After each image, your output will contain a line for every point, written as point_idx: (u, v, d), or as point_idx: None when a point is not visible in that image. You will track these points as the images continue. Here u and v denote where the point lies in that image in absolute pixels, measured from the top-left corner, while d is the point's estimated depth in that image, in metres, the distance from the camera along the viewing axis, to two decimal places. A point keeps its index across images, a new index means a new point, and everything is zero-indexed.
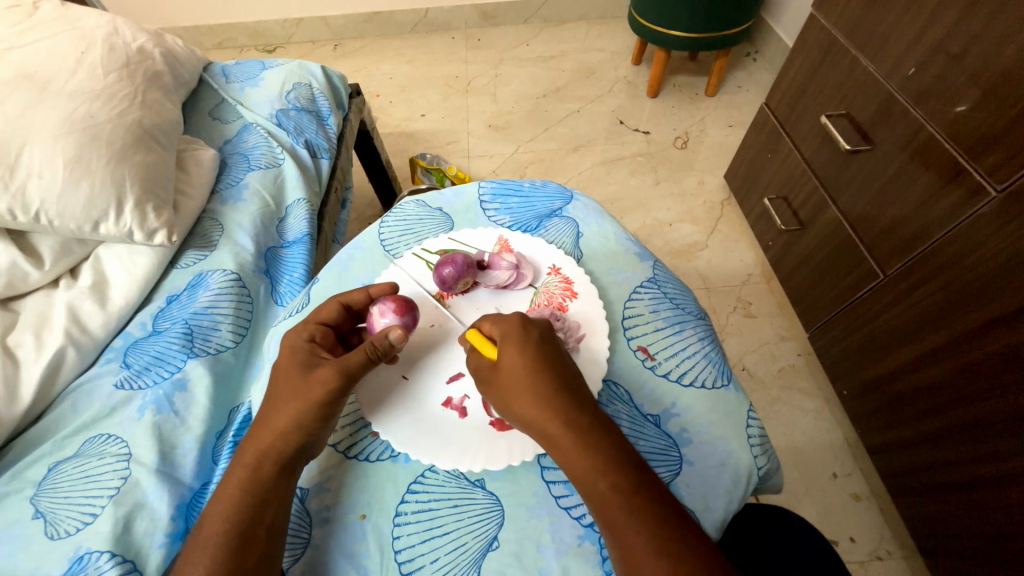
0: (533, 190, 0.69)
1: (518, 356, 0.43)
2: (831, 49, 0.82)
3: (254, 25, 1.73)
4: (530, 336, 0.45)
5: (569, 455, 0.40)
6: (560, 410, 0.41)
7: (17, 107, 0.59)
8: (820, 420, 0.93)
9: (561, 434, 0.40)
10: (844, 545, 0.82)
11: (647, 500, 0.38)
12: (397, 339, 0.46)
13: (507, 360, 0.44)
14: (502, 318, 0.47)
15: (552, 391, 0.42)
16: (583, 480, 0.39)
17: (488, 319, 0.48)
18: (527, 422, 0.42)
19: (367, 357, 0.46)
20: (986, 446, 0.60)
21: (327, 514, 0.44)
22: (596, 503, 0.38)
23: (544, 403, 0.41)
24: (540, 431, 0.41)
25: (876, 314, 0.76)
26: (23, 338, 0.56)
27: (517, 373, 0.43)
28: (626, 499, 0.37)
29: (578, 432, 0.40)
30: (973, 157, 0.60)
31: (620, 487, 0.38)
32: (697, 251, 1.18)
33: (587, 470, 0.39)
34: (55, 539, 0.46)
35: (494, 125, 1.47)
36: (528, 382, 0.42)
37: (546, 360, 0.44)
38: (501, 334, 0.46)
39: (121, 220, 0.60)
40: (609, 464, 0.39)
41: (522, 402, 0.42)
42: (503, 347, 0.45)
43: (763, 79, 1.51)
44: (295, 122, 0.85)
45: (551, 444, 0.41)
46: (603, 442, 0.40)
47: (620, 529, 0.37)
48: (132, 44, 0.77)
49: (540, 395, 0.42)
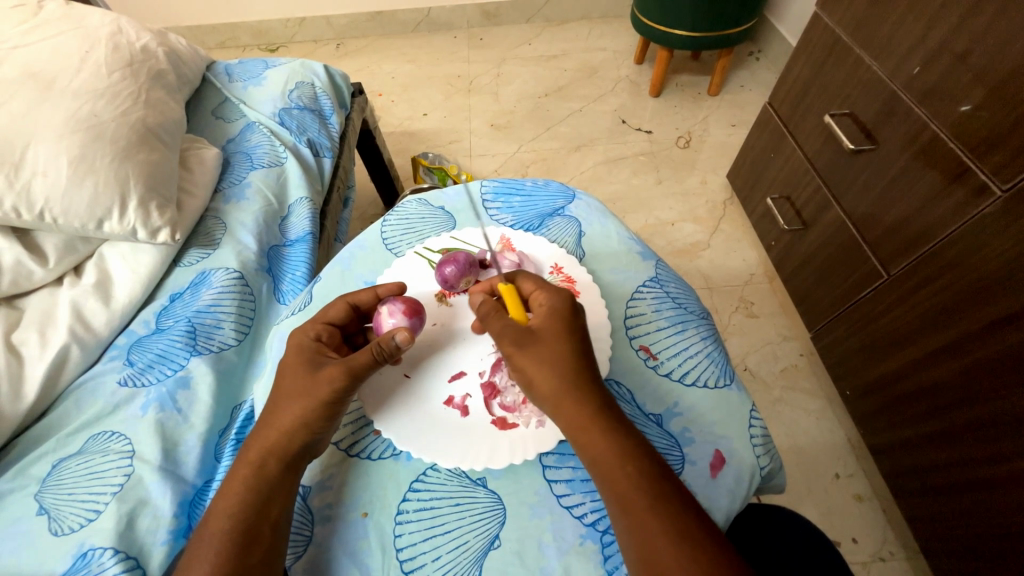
0: (535, 189, 0.69)
1: (557, 338, 0.43)
2: (835, 48, 0.82)
3: (256, 24, 1.74)
4: (576, 320, 0.45)
5: (591, 442, 0.40)
6: (587, 398, 0.41)
7: (21, 106, 0.60)
8: (822, 421, 0.93)
9: (586, 421, 0.40)
10: (846, 546, 0.82)
11: (667, 489, 0.38)
12: (402, 342, 0.46)
13: (546, 338, 0.43)
14: (548, 286, 0.48)
15: (573, 383, 0.41)
16: (604, 467, 0.39)
17: (532, 281, 0.49)
18: (555, 405, 0.42)
19: (372, 357, 0.46)
20: (989, 447, 0.59)
21: (328, 512, 0.44)
22: (614, 491, 0.38)
23: (572, 389, 0.41)
24: (563, 417, 0.41)
25: (880, 314, 0.76)
26: (27, 335, 0.56)
27: (554, 354, 0.42)
28: (648, 487, 0.38)
29: (601, 422, 0.40)
30: (977, 157, 0.60)
31: (641, 474, 0.38)
32: (699, 250, 1.17)
33: (609, 457, 0.39)
34: (58, 536, 0.46)
35: (495, 124, 1.47)
36: (555, 369, 0.42)
37: (580, 346, 0.43)
38: (548, 304, 0.46)
39: (125, 218, 0.60)
40: (631, 451, 0.39)
41: (551, 383, 0.42)
42: (544, 330, 0.44)
43: (765, 79, 1.50)
44: (297, 121, 0.85)
45: (573, 431, 0.41)
46: (624, 431, 0.40)
47: (638, 516, 0.37)
48: (135, 43, 0.77)
49: (570, 380, 0.42)
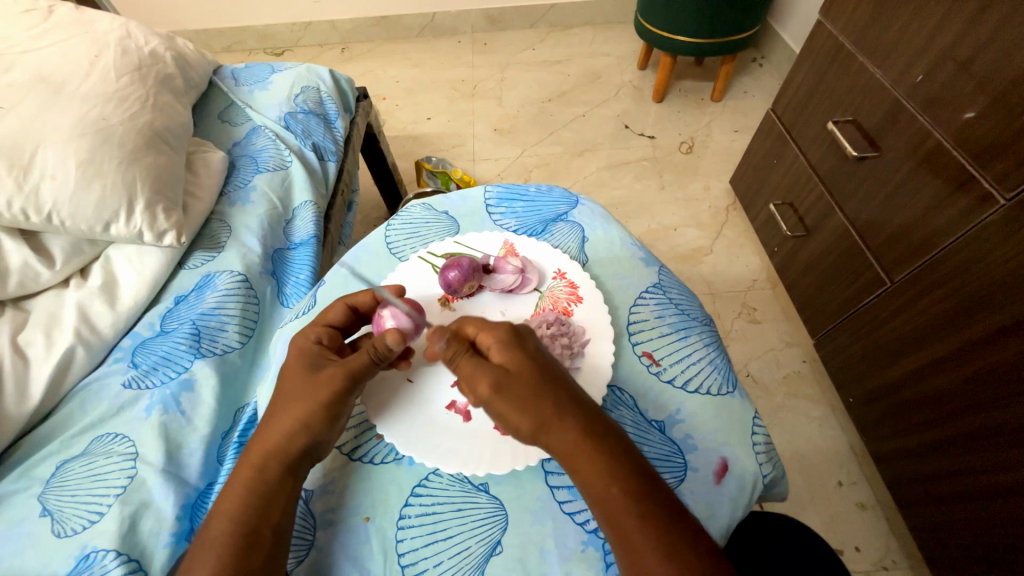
0: (539, 194, 0.69)
1: (527, 366, 0.42)
2: (838, 56, 0.82)
3: (262, 28, 1.75)
4: (527, 348, 0.43)
5: (580, 466, 0.39)
6: (570, 422, 0.40)
7: (31, 109, 0.60)
8: (825, 427, 0.93)
9: (574, 445, 0.40)
10: (849, 554, 0.81)
11: (656, 507, 0.38)
12: (394, 343, 0.45)
13: (518, 376, 0.41)
14: (492, 323, 0.45)
15: (556, 409, 0.40)
16: (594, 488, 0.39)
17: (474, 322, 0.45)
18: (536, 435, 0.40)
19: (370, 360, 0.46)
20: (994, 456, 0.59)
21: (331, 516, 0.45)
22: (606, 513, 0.38)
23: (553, 415, 0.40)
24: (549, 444, 0.40)
25: (883, 321, 0.76)
26: (34, 337, 0.56)
27: (529, 383, 0.41)
28: (637, 506, 0.38)
29: (588, 444, 0.39)
30: (981, 165, 0.60)
31: (630, 494, 0.38)
32: (702, 256, 1.17)
33: (597, 479, 0.39)
34: (61, 538, 0.46)
35: (499, 129, 1.48)
36: (533, 400, 0.40)
37: (552, 370, 0.43)
38: (495, 341, 0.43)
39: (132, 221, 0.61)
40: (617, 471, 0.39)
41: (533, 419, 0.40)
42: (512, 365, 0.42)
43: (768, 85, 1.51)
44: (303, 125, 0.86)
45: (561, 455, 0.40)
46: (613, 449, 0.40)
47: (629, 536, 0.37)
48: (144, 47, 0.78)
49: (551, 406, 0.40)
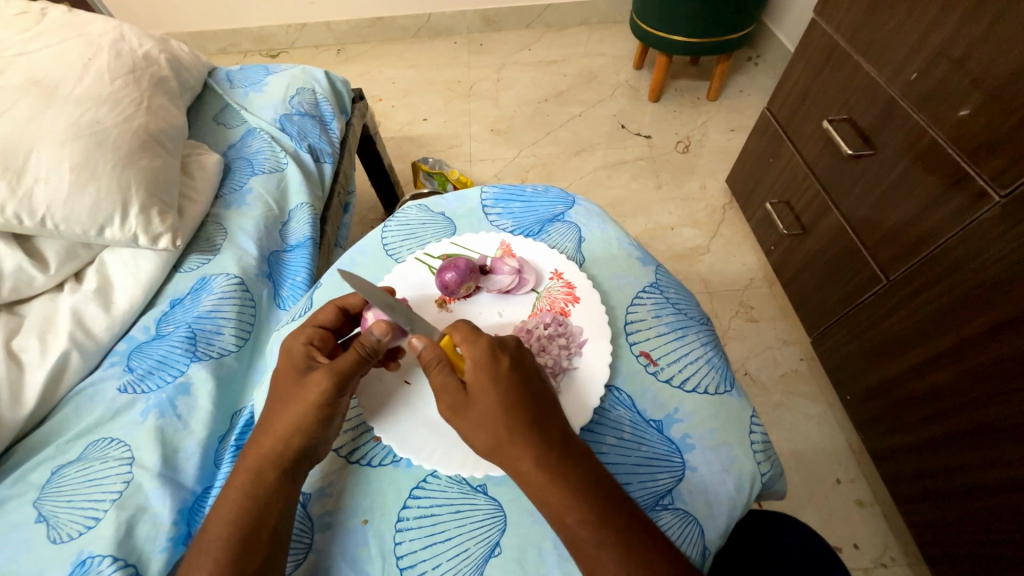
0: (535, 194, 0.69)
1: (489, 389, 0.41)
2: (832, 55, 0.82)
3: (257, 29, 1.74)
4: (499, 367, 0.42)
5: (540, 492, 0.39)
6: (524, 447, 0.40)
7: (24, 113, 0.60)
8: (823, 425, 0.93)
9: (530, 471, 0.39)
10: (848, 551, 0.81)
11: (620, 530, 0.37)
12: (381, 333, 0.45)
13: (479, 397, 0.42)
14: (476, 337, 0.44)
15: (511, 433, 0.40)
16: (554, 514, 0.38)
17: (461, 331, 0.45)
18: (494, 458, 0.41)
19: (359, 356, 0.46)
20: (991, 452, 0.59)
21: (328, 519, 0.44)
22: (567, 537, 0.38)
23: (513, 440, 0.40)
24: (511, 466, 0.40)
25: (880, 318, 0.76)
26: (27, 342, 0.56)
27: (486, 407, 0.41)
28: (596, 531, 0.37)
29: (546, 469, 0.39)
30: (975, 162, 0.60)
31: (590, 519, 0.37)
32: (699, 255, 1.18)
33: (554, 504, 0.38)
34: (57, 544, 0.46)
35: (495, 129, 1.48)
36: (496, 422, 0.40)
37: (520, 388, 0.42)
38: (470, 358, 0.43)
39: (127, 223, 0.61)
40: (576, 498, 0.38)
41: (487, 444, 0.41)
42: (473, 387, 0.42)
43: (764, 84, 1.51)
44: (298, 126, 0.85)
45: (523, 480, 0.40)
46: (575, 473, 0.39)
47: (590, 558, 0.37)
48: (137, 50, 0.77)
49: (506, 434, 0.40)
